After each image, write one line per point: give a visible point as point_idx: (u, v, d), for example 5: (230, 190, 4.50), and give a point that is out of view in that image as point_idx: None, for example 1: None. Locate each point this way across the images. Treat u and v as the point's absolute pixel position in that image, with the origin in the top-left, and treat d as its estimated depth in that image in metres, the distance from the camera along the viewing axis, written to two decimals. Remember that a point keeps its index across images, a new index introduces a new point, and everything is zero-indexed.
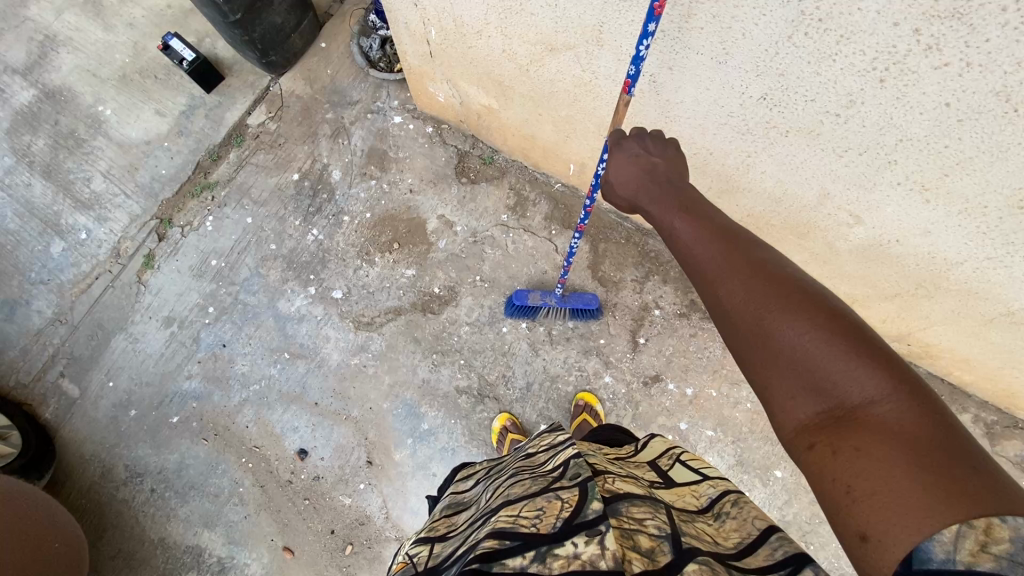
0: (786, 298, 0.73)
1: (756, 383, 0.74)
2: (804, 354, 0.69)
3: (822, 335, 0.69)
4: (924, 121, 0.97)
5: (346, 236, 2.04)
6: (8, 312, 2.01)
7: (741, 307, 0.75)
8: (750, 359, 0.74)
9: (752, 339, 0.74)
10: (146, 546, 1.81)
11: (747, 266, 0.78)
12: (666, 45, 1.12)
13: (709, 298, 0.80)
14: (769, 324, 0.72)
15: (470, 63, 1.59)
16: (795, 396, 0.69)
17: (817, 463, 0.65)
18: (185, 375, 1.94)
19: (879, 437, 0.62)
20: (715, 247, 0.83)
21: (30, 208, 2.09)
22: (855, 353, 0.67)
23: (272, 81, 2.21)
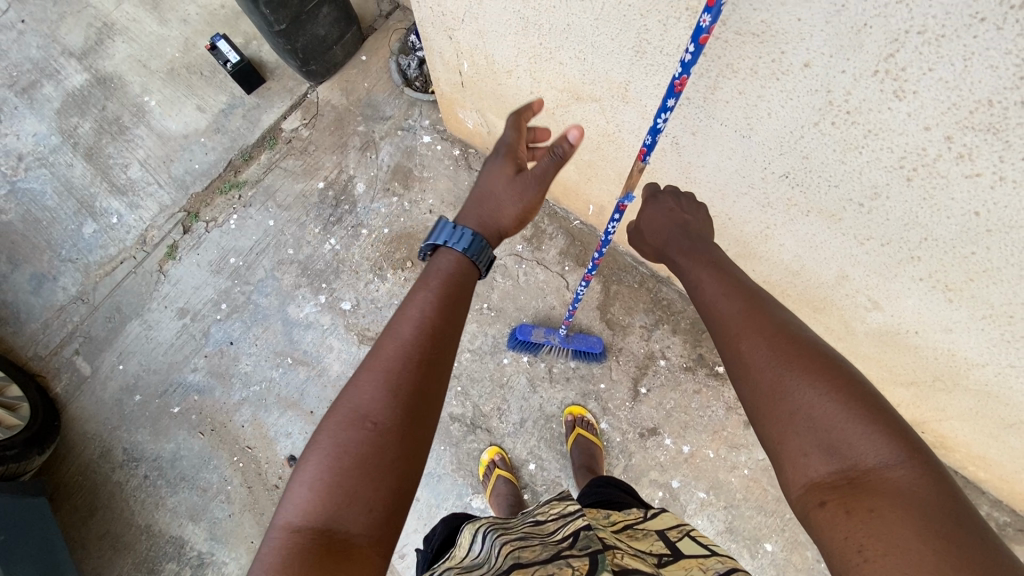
0: (805, 357, 0.75)
1: (768, 438, 0.74)
2: (822, 413, 0.70)
3: (839, 397, 0.70)
4: (951, 224, 0.92)
5: (362, 249, 2.07)
6: (35, 285, 2.09)
7: (760, 361, 0.77)
8: (765, 413, 0.74)
9: (767, 395, 0.74)
10: (132, 531, 1.85)
11: (766, 325, 0.80)
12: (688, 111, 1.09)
13: (726, 354, 0.82)
14: (786, 380, 0.74)
15: (499, 98, 1.59)
16: (808, 453, 0.69)
17: (827, 522, 0.65)
18: (191, 367, 1.99)
19: (894, 499, 0.62)
20: (734, 304, 0.86)
21: (69, 187, 2.18)
22: (870, 419, 0.68)
23: (311, 88, 2.26)
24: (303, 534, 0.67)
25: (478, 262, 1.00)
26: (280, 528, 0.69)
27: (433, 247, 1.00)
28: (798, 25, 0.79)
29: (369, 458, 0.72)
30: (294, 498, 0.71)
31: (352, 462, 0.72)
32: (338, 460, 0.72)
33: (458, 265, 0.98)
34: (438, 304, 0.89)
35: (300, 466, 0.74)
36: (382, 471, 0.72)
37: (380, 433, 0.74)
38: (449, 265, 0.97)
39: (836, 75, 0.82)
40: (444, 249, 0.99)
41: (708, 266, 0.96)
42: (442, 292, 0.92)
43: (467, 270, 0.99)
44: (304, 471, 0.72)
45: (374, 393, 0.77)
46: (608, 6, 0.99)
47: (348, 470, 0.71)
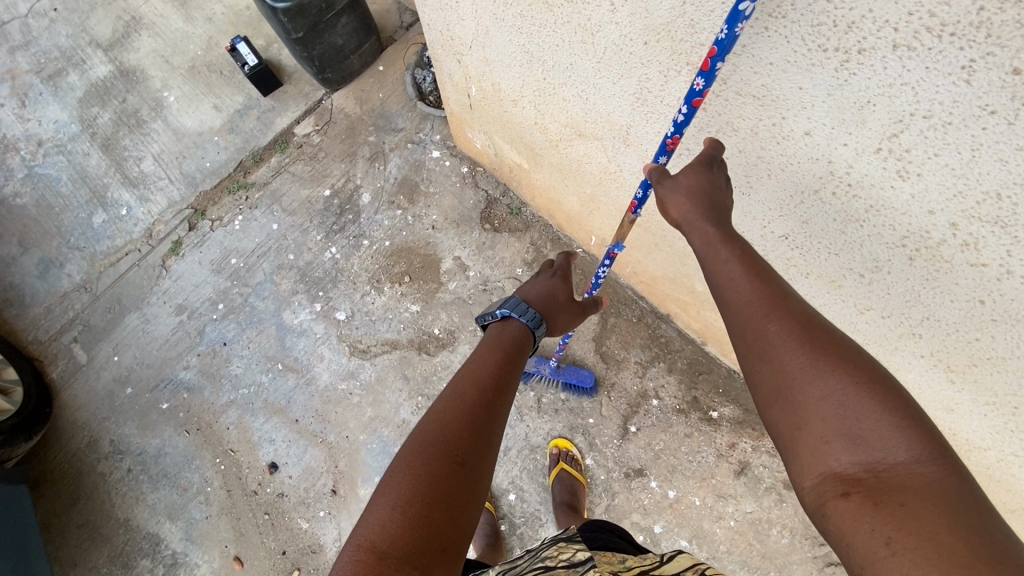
0: (834, 345, 0.67)
1: (785, 423, 0.66)
2: (850, 399, 0.62)
3: (866, 385, 0.63)
4: (954, 308, 0.87)
5: (361, 260, 2.06)
6: (42, 270, 2.13)
7: (783, 345, 0.69)
8: (786, 400, 0.66)
9: (790, 381, 0.66)
10: (111, 524, 1.86)
11: (789, 309, 0.72)
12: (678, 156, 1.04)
13: (744, 336, 0.74)
14: (813, 367, 0.66)
15: (505, 124, 1.56)
16: (829, 440, 0.62)
17: (848, 514, 0.57)
18: (183, 365, 2.00)
19: (926, 495, 0.54)
20: (758, 282, 0.77)
21: (84, 175, 2.22)
22: (898, 411, 0.60)
23: (327, 95, 2.27)
24: (382, 558, 0.66)
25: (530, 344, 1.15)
26: (356, 550, 0.68)
27: (507, 315, 1.16)
28: (799, 93, 0.75)
29: (453, 492, 0.74)
30: (371, 521, 0.71)
31: (436, 489, 0.73)
32: (422, 486, 0.73)
33: (520, 340, 1.12)
34: (507, 368, 1.00)
35: (379, 491, 0.74)
36: (461, 507, 0.74)
37: (464, 468, 0.77)
38: (514, 338, 1.12)
39: (838, 147, 0.78)
40: (515, 319, 1.15)
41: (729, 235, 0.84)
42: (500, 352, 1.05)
43: (527, 344, 1.13)
44: (387, 493, 0.73)
45: (457, 430, 0.81)
46: (610, 51, 0.96)
47: (430, 495, 0.72)
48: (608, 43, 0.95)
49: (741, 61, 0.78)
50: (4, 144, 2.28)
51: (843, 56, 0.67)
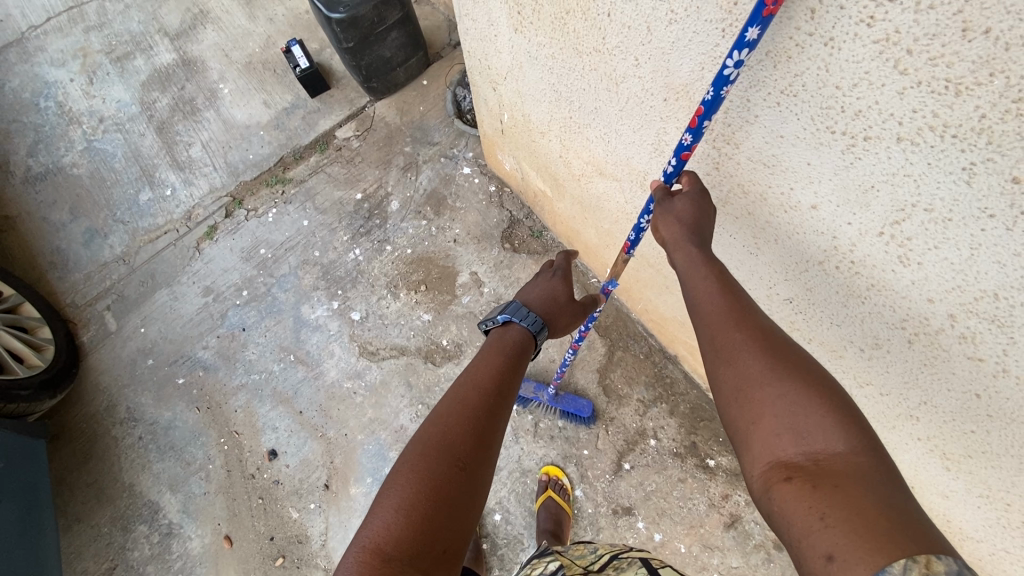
0: (788, 354, 0.73)
1: (742, 421, 0.70)
2: (801, 400, 0.67)
3: (812, 387, 0.68)
4: (951, 397, 0.86)
5: (382, 265, 2.12)
6: (88, 238, 2.26)
7: (747, 351, 0.75)
8: (744, 397, 0.71)
9: (749, 385, 0.71)
10: (116, 486, 1.95)
11: (754, 321, 0.78)
12: None
13: (714, 344, 0.78)
14: (771, 372, 0.71)
15: (533, 152, 1.60)
16: (779, 434, 0.66)
17: (791, 495, 0.60)
18: (203, 344, 2.09)
19: (858, 477, 0.58)
20: (730, 297, 0.82)
21: (137, 154, 2.36)
22: (839, 410, 0.65)
23: (370, 103, 2.36)
24: (387, 559, 0.69)
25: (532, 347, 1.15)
26: (362, 551, 0.71)
27: (507, 320, 1.15)
28: (807, 168, 0.77)
29: (451, 490, 0.77)
30: (376, 523, 0.74)
31: (436, 490, 0.76)
32: (422, 488, 0.76)
33: (522, 344, 1.12)
34: (508, 373, 1.02)
35: (381, 498, 0.77)
36: (460, 505, 0.77)
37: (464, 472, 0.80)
38: (514, 341, 1.12)
39: (842, 225, 0.79)
40: (515, 324, 1.15)
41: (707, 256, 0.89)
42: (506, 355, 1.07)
43: (529, 347, 1.13)
44: (388, 497, 0.76)
45: (458, 432, 0.85)
46: (632, 102, 0.98)
47: (428, 496, 0.75)
48: (630, 94, 0.97)
49: (754, 130, 0.80)
50: (70, 117, 2.44)
51: (850, 140, 0.68)
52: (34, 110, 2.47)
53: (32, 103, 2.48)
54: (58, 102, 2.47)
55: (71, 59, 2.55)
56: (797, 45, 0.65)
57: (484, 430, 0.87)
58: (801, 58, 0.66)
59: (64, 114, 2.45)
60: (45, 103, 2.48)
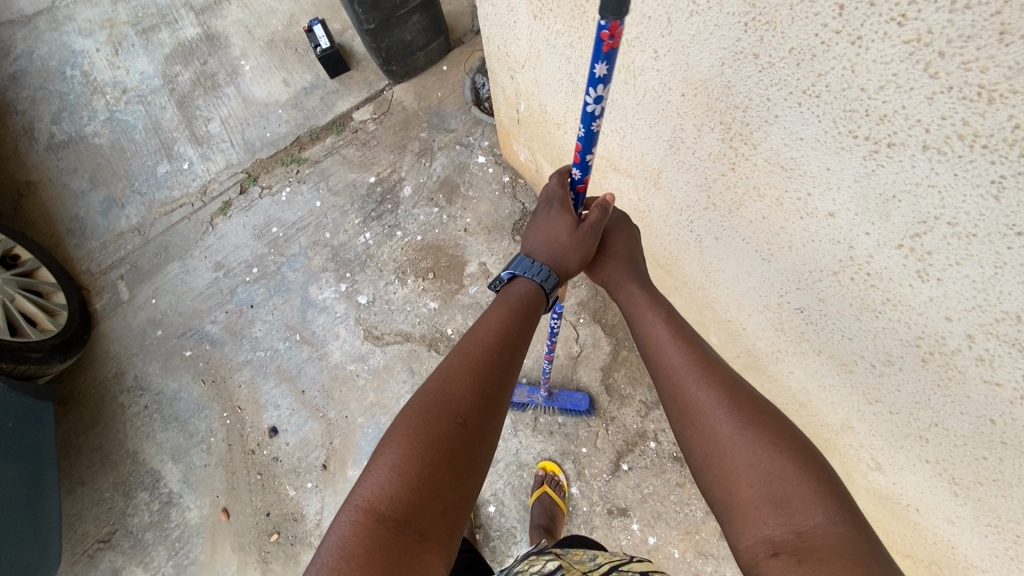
0: (759, 413, 0.77)
1: (720, 489, 0.75)
2: (774, 467, 0.72)
3: (788, 451, 0.73)
4: (963, 421, 0.83)
5: (392, 250, 2.12)
6: (106, 208, 2.30)
7: (717, 413, 0.78)
8: (719, 463, 0.75)
9: (720, 450, 0.76)
10: (121, 453, 1.99)
11: (723, 379, 0.82)
12: (701, 187, 1.01)
13: (679, 408, 0.82)
14: (741, 437, 0.75)
15: (548, 143, 1.57)
16: (758, 505, 0.71)
17: (778, 568, 0.65)
18: (211, 319, 2.11)
19: (841, 550, 0.64)
20: (690, 355, 0.86)
21: (156, 127, 2.38)
22: (813, 477, 0.71)
23: (389, 86, 2.34)
24: (384, 520, 0.68)
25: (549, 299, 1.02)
26: (358, 513, 0.69)
27: (510, 276, 1.01)
28: (826, 173, 0.73)
29: (453, 449, 0.74)
30: (370, 482, 0.71)
31: (438, 452, 0.74)
32: (421, 446, 0.73)
33: (532, 302, 0.98)
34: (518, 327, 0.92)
35: (378, 451, 0.75)
36: (467, 473, 0.75)
37: (464, 427, 0.77)
38: (520, 298, 0.97)
39: (859, 235, 0.75)
40: (519, 280, 1.00)
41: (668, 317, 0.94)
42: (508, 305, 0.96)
43: (540, 299, 0.99)
44: (385, 453, 0.74)
45: (462, 390, 0.80)
46: (649, 96, 0.95)
47: (430, 457, 0.73)
48: (647, 87, 0.94)
49: (772, 130, 0.76)
50: (94, 86, 2.47)
51: (873, 146, 0.65)
52: (60, 79, 2.50)
53: (59, 71, 2.51)
54: (83, 71, 2.50)
55: (98, 29, 2.57)
56: (823, 43, 0.62)
57: (488, 386, 0.82)
58: (826, 57, 0.62)
59: (89, 83, 2.48)
60: (71, 72, 2.51)
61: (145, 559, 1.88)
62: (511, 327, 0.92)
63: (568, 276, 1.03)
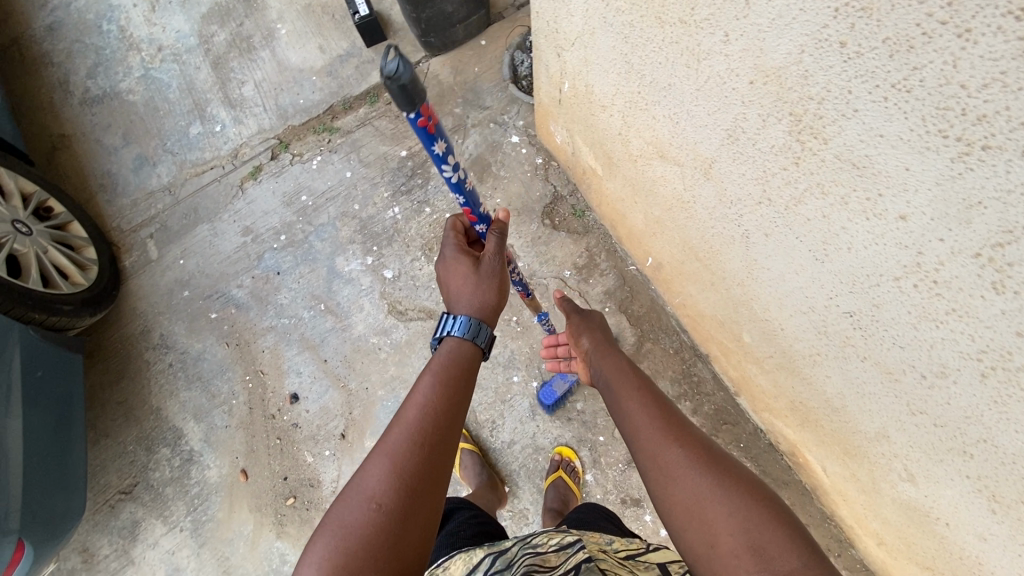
0: (727, 470, 0.90)
1: (702, 541, 0.84)
2: (749, 520, 0.82)
3: (757, 500, 0.85)
4: (1016, 440, 0.81)
5: (419, 226, 2.11)
6: (137, 166, 2.31)
7: (692, 473, 0.90)
8: (695, 515, 0.86)
9: (695, 506, 0.87)
10: (145, 408, 2.04)
11: (693, 443, 0.96)
12: (755, 180, 0.98)
13: (657, 468, 0.94)
14: (719, 493, 0.86)
15: (590, 126, 1.54)
16: (738, 554, 0.80)
17: None
18: (237, 283, 2.12)
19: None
20: (663, 425, 1.01)
21: (190, 87, 2.37)
22: (785, 528, 0.81)
23: (425, 58, 2.30)
24: None
25: (481, 346, 1.06)
26: None
27: (439, 339, 1.06)
28: (904, 174, 0.70)
29: (387, 534, 0.76)
30: None
31: (374, 539, 0.76)
32: (354, 538, 0.76)
33: (463, 355, 1.02)
34: (452, 394, 0.94)
35: (309, 546, 0.77)
36: (404, 548, 0.77)
37: (384, 507, 0.78)
38: (451, 356, 1.02)
39: (932, 241, 0.72)
40: (448, 338, 1.05)
41: (643, 392, 1.10)
42: (441, 374, 0.97)
43: (471, 347, 1.04)
44: (314, 549, 0.76)
45: (393, 471, 0.82)
46: (713, 82, 0.92)
47: (365, 546, 0.75)
48: (711, 73, 0.91)
49: (848, 125, 0.73)
50: (130, 42, 2.46)
51: (964, 148, 0.62)
52: (97, 33, 2.49)
53: (96, 25, 2.50)
54: (120, 27, 2.49)
55: None
56: (924, 34, 0.58)
57: (410, 459, 0.83)
58: (926, 50, 0.59)
59: (125, 39, 2.47)
60: (108, 27, 2.49)
61: (165, 512, 1.94)
62: (441, 399, 0.92)
63: (491, 314, 1.11)
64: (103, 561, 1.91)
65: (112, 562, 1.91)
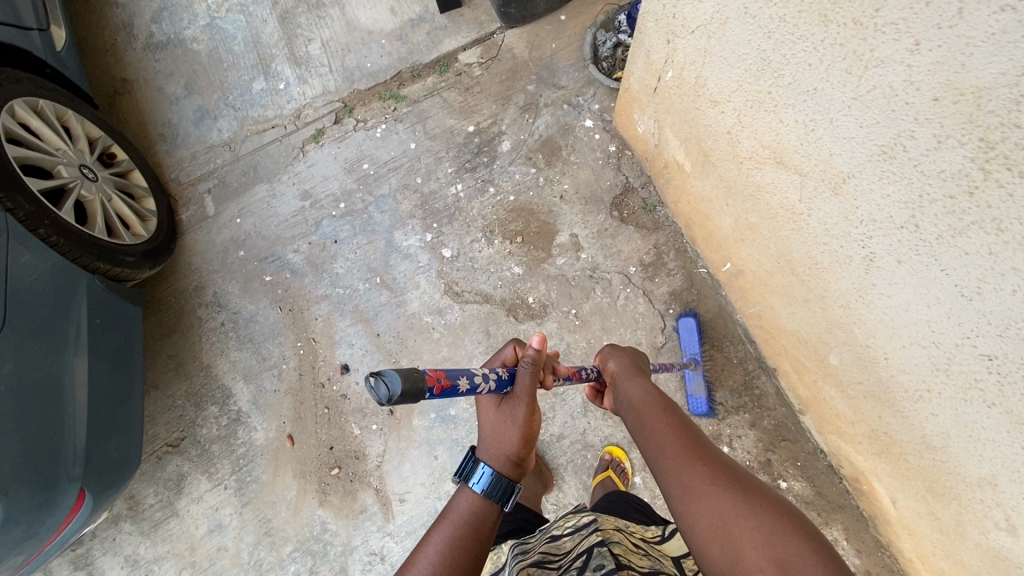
0: (754, 490, 0.86)
1: (727, 558, 0.80)
2: (772, 533, 0.78)
3: (783, 512, 0.81)
4: None
5: (483, 206, 2.05)
6: (198, 118, 2.26)
7: (714, 488, 0.87)
8: (718, 529, 0.82)
9: (717, 521, 0.83)
10: (195, 365, 2.04)
11: (715, 462, 0.93)
12: (900, 205, 0.91)
13: (679, 485, 0.91)
14: (740, 507, 0.83)
15: (688, 120, 1.44)
16: (763, 567, 0.75)
17: None
18: (294, 248, 2.09)
19: None
20: (685, 446, 0.98)
21: (255, 40, 2.29)
22: (811, 540, 0.76)
23: (500, 29, 2.19)
24: None
25: (496, 501, 0.99)
26: None
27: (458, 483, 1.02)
28: None
29: None
30: None
31: None
32: None
33: (478, 514, 0.97)
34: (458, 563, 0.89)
35: None
36: None
37: None
38: (468, 511, 0.97)
39: None
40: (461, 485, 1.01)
41: (666, 415, 1.09)
42: (452, 535, 0.93)
43: (483, 501, 0.98)
44: None
45: None
46: (878, 92, 0.83)
47: None
48: (881, 84, 0.82)
49: None
50: None
51: None
52: None
53: None
54: None
55: None
56: None
57: None
58: None
59: None
60: None
61: (210, 469, 1.97)
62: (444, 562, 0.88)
63: (507, 459, 1.04)
64: (148, 510, 1.95)
65: (157, 512, 1.95)
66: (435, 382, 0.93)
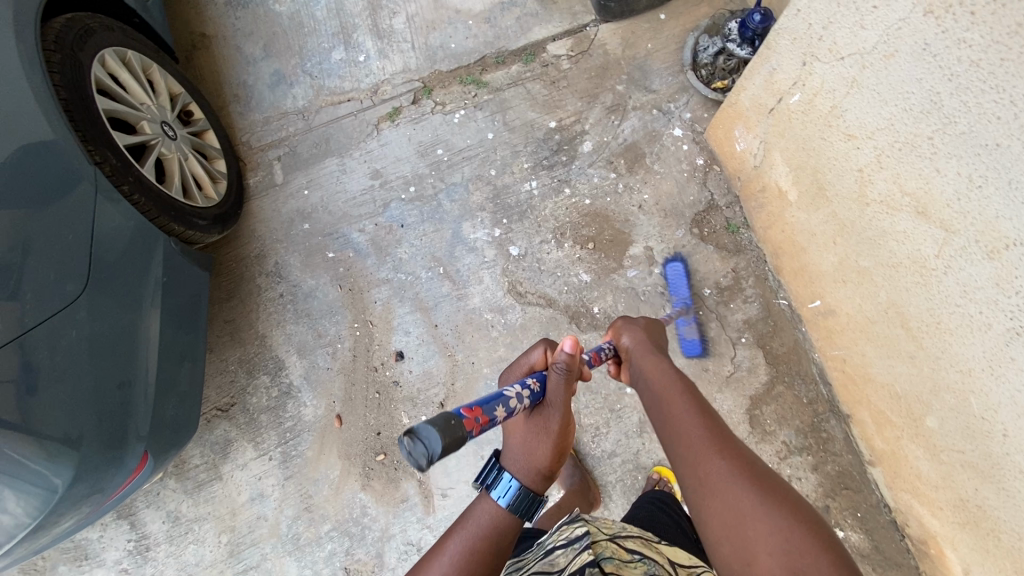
0: (778, 495, 0.78)
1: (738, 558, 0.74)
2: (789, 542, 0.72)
3: (805, 521, 0.74)
4: None
5: (556, 206, 1.98)
6: (274, 82, 2.22)
7: (733, 484, 0.80)
8: (732, 527, 0.76)
9: (731, 517, 0.77)
10: (250, 333, 2.04)
11: (736, 454, 0.85)
12: None
13: (694, 474, 0.84)
14: (760, 510, 0.76)
15: (807, 148, 1.35)
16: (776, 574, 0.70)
17: None
18: (359, 227, 2.06)
19: None
20: (704, 430, 0.90)
21: (338, 7, 2.22)
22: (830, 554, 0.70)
23: (594, 23, 2.09)
24: None
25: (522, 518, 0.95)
26: None
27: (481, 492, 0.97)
28: None
29: None
30: None
31: None
32: None
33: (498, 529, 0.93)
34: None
35: None
36: None
37: None
38: (489, 524, 0.93)
39: None
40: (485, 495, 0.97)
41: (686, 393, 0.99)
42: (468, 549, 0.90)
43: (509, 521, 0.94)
44: None
45: None
46: None
47: None
48: None
49: None
50: None
51: None
52: None
53: None
54: None
55: None
56: None
57: None
58: None
59: None
60: None
61: (257, 438, 1.98)
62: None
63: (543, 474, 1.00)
64: (192, 470, 1.97)
65: (202, 473, 1.97)
66: (473, 422, 0.92)
